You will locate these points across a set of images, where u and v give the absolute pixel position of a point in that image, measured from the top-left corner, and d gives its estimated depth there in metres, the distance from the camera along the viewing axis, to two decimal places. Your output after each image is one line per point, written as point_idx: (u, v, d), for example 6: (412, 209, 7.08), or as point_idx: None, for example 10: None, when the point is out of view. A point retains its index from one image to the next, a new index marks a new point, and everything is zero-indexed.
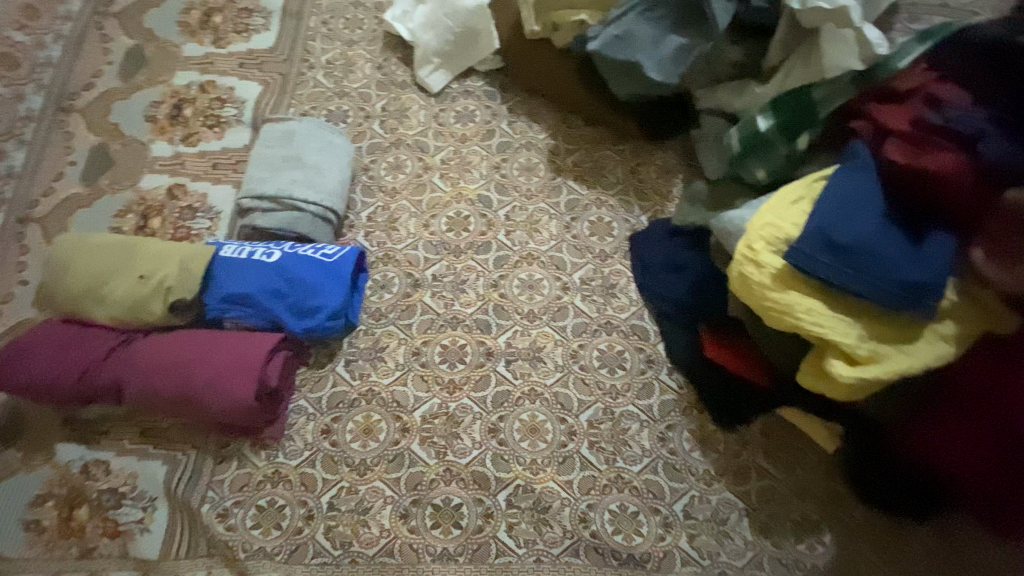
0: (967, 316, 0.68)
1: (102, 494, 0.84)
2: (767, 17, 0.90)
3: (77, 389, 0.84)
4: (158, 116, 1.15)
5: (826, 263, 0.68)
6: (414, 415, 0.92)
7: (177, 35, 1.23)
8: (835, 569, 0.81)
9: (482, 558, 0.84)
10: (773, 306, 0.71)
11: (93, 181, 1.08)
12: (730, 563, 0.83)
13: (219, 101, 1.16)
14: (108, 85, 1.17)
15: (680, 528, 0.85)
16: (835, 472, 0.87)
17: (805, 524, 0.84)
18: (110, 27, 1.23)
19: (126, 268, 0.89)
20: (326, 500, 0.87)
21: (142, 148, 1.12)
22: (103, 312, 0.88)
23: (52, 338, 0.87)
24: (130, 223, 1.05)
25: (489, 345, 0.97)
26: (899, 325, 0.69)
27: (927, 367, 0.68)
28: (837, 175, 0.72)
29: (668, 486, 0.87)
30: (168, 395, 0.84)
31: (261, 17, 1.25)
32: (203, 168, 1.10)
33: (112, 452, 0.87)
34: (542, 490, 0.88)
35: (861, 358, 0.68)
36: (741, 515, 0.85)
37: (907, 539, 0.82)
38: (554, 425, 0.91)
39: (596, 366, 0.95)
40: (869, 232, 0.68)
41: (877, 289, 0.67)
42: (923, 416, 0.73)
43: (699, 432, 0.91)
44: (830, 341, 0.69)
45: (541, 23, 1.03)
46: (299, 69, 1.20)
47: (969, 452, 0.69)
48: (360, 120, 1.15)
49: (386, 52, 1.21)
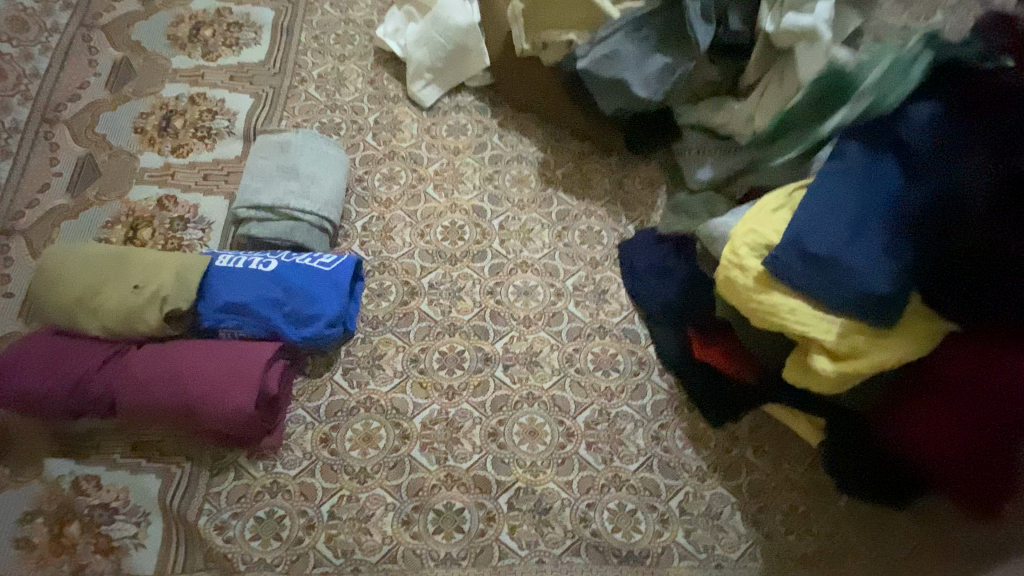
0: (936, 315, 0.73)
1: (94, 509, 0.83)
2: (743, 39, 0.96)
3: (69, 401, 0.83)
4: (147, 127, 1.14)
5: (802, 270, 0.73)
6: (414, 421, 0.93)
7: (166, 47, 1.23)
8: (823, 555, 0.86)
9: (485, 560, 0.85)
10: (758, 307, 0.75)
11: (80, 192, 1.07)
12: (725, 556, 0.86)
13: (210, 113, 1.16)
14: (95, 96, 1.16)
15: (676, 523, 0.88)
16: (818, 463, 0.92)
17: (794, 515, 0.89)
18: (96, 39, 1.23)
19: (119, 278, 0.88)
20: (326, 509, 0.86)
21: (131, 159, 1.11)
22: (95, 324, 0.87)
23: (41, 348, 0.85)
24: (118, 234, 1.04)
25: (487, 350, 0.99)
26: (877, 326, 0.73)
27: (903, 360, 0.73)
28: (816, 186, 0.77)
29: (664, 483, 0.90)
30: (164, 405, 0.83)
31: (251, 31, 1.26)
32: (193, 179, 1.10)
33: (104, 467, 0.86)
34: (543, 492, 0.89)
35: (842, 352, 0.73)
36: (733, 508, 0.89)
37: (889, 521, 0.88)
38: (552, 427, 0.93)
39: (591, 369, 0.98)
40: (841, 241, 0.73)
41: (852, 295, 0.72)
42: (905, 407, 0.79)
43: (690, 430, 0.94)
44: (813, 338, 0.73)
45: (531, 42, 1.08)
46: (291, 83, 1.21)
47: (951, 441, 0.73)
48: (354, 132, 1.17)
49: (378, 66, 1.24)
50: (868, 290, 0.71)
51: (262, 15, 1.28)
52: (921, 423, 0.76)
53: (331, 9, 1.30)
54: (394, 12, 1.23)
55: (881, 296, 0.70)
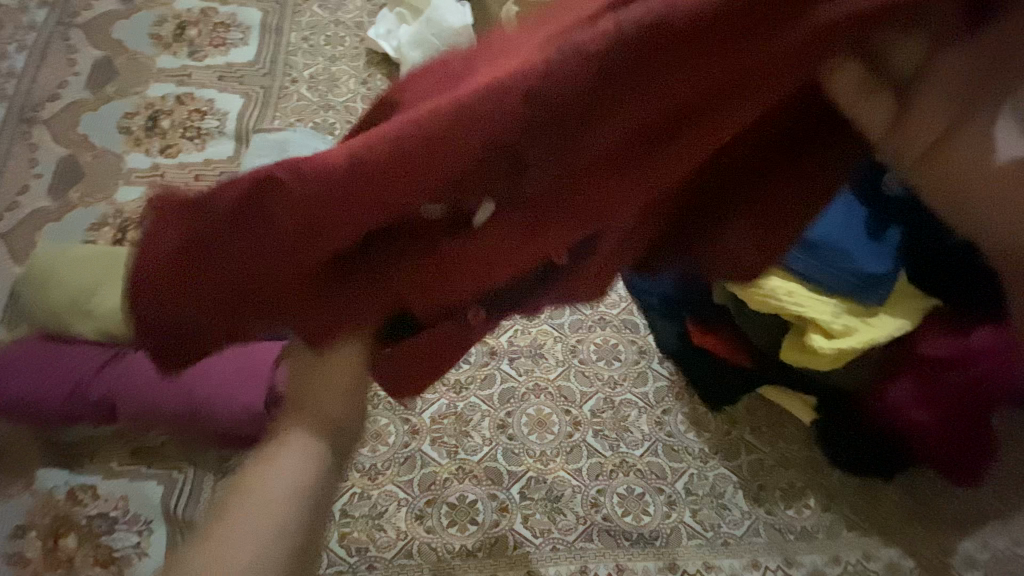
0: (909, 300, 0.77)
1: (92, 520, 0.80)
2: None
3: (69, 404, 0.80)
4: (132, 127, 1.11)
5: (800, 256, 0.78)
6: (423, 416, 0.93)
7: (149, 47, 1.21)
8: (822, 529, 0.90)
9: (500, 551, 0.86)
10: (757, 291, 0.78)
11: (62, 194, 1.03)
12: (730, 533, 0.89)
13: (200, 113, 1.14)
14: (76, 95, 1.13)
15: (683, 504, 0.91)
16: (812, 442, 0.96)
17: (791, 491, 0.92)
18: (76, 38, 1.20)
19: (115, 278, 0.84)
20: (338, 507, 0.87)
21: (117, 159, 1.08)
22: (90, 326, 0.83)
23: (31, 353, 0.81)
24: (107, 236, 1.00)
25: (491, 344, 1.00)
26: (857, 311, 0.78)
27: (895, 335, 0.76)
28: None
29: (669, 466, 0.93)
30: (168, 407, 0.81)
31: (239, 31, 1.25)
32: (184, 179, 1.07)
33: (99, 475, 0.83)
34: (554, 480, 0.91)
35: (837, 331, 0.77)
36: (735, 487, 0.92)
37: (880, 496, 0.91)
38: (559, 417, 0.95)
39: (594, 359, 1.00)
40: (836, 229, 0.76)
41: (842, 281, 0.77)
42: (895, 383, 0.81)
43: (691, 415, 0.98)
44: (811, 319, 0.77)
45: None
46: (281, 83, 1.20)
47: (949, 417, 0.80)
48: (349, 132, 1.16)
49: (371, 68, 1.24)
50: (858, 277, 0.76)
51: (250, 15, 1.27)
52: (919, 408, 0.80)
53: (320, 11, 1.30)
54: (386, 15, 1.25)
55: (868, 278, 0.75)
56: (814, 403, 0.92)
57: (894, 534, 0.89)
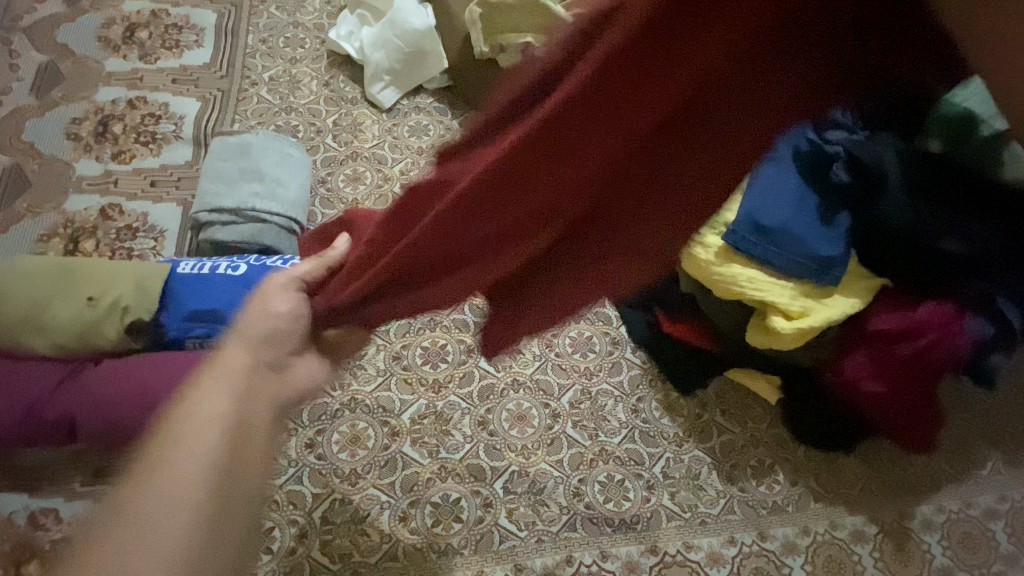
0: (853, 288, 0.82)
1: (56, 544, 0.81)
2: None
3: (26, 426, 0.78)
4: (81, 133, 1.07)
5: (755, 240, 0.81)
6: (403, 418, 0.93)
7: (97, 50, 1.16)
8: (791, 501, 0.93)
9: (486, 546, 0.86)
10: (719, 278, 0.83)
11: (8, 205, 1.00)
12: (707, 512, 0.92)
13: (154, 117, 1.10)
14: (19, 102, 1.09)
15: (661, 488, 0.93)
16: (778, 419, 0.99)
17: (762, 468, 0.96)
18: (17, 42, 1.15)
19: (70, 292, 0.83)
20: (319, 514, 0.86)
21: (65, 167, 1.04)
22: (44, 343, 0.81)
23: (86, 378, 0.80)
24: (57, 247, 0.97)
25: (469, 342, 1.00)
26: (813, 293, 0.82)
27: (847, 314, 0.81)
28: (786, 168, 0.81)
29: (646, 452, 0.96)
30: (128, 428, 0.78)
31: (193, 33, 1.20)
32: (139, 186, 1.03)
33: (61, 498, 0.84)
34: (536, 472, 0.92)
35: (795, 313, 0.81)
36: (709, 468, 0.95)
37: (842, 467, 0.96)
38: (539, 410, 0.96)
39: (569, 352, 1.02)
40: (790, 208, 0.80)
41: (790, 262, 0.81)
42: (848, 355, 0.85)
43: (665, 400, 1.00)
44: (769, 303, 0.82)
45: (490, 45, 1.05)
46: (240, 86, 1.16)
47: (895, 400, 0.85)
48: (312, 134, 1.12)
49: (333, 69, 1.19)
50: (804, 264, 0.80)
51: (204, 17, 1.22)
52: (877, 384, 0.83)
53: (278, 12, 1.25)
54: (347, 15, 1.21)
55: (819, 259, 0.80)
56: (777, 381, 0.97)
57: (858, 503, 0.93)
